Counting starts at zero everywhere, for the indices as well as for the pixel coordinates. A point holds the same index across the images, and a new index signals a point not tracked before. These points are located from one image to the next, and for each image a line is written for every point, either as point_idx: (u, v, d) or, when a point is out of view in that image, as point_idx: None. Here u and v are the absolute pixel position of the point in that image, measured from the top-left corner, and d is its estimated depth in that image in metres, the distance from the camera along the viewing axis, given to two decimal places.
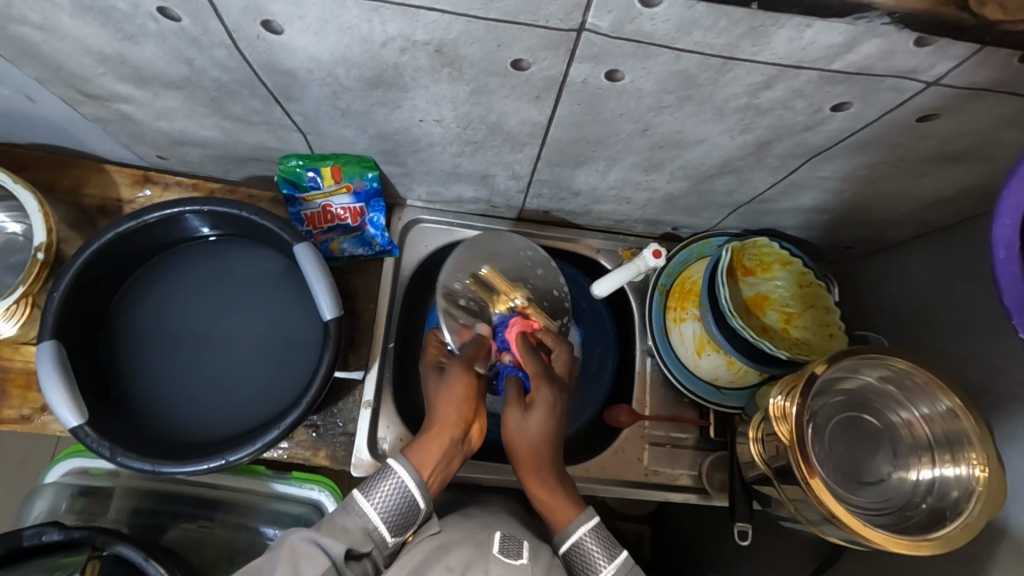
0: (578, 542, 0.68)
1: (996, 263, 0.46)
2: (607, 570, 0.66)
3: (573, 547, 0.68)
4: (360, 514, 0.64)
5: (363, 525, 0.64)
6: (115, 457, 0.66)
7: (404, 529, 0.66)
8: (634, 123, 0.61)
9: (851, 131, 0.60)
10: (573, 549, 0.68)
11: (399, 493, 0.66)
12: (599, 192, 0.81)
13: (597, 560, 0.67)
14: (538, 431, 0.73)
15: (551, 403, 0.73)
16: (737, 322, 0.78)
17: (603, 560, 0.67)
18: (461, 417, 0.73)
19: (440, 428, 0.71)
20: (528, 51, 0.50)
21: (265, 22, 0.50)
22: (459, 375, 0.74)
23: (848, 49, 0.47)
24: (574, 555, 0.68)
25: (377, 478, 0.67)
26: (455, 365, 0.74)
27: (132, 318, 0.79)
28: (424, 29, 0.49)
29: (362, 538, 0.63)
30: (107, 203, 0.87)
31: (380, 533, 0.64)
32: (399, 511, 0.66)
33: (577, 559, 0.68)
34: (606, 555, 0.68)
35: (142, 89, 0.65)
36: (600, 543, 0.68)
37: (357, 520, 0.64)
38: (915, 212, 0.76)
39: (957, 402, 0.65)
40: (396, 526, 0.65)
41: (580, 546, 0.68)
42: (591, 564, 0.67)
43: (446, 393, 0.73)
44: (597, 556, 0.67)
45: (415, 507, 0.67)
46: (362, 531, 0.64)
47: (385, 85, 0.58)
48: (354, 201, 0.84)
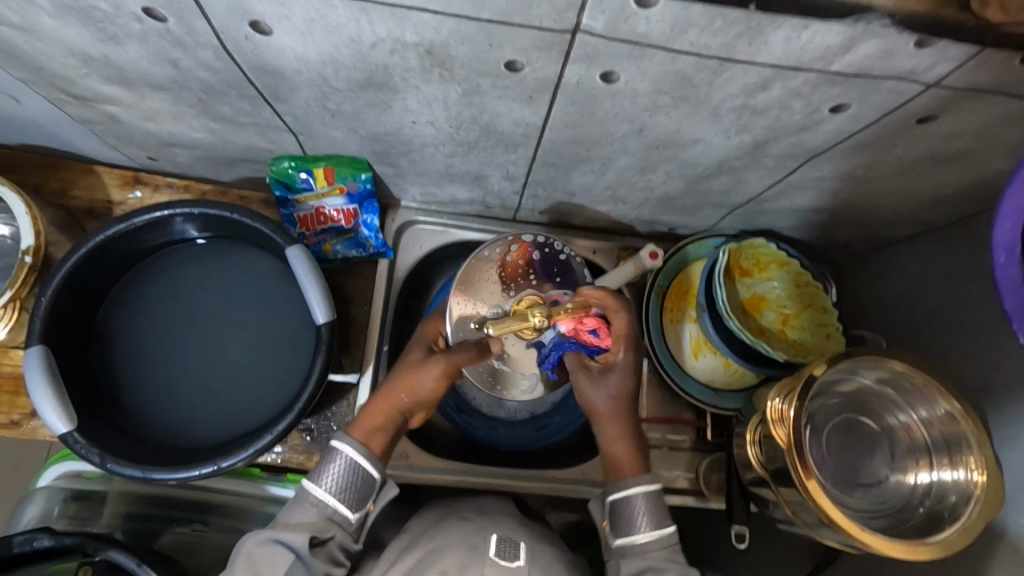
0: (630, 499, 0.68)
1: (996, 266, 0.45)
2: (644, 535, 0.67)
3: (624, 500, 0.69)
4: (314, 502, 0.64)
5: (321, 512, 0.64)
6: (105, 464, 0.65)
7: (364, 501, 0.66)
8: (629, 124, 0.60)
9: (849, 132, 0.59)
10: (624, 503, 0.68)
11: (349, 470, 0.65)
12: (594, 193, 0.80)
13: (639, 522, 0.67)
14: (613, 393, 0.74)
15: (632, 367, 0.74)
16: (735, 325, 0.78)
17: (646, 525, 0.67)
18: (411, 406, 0.70)
19: (387, 407, 0.69)
20: (520, 51, 0.49)
21: (252, 22, 0.49)
22: (436, 364, 0.70)
23: (846, 50, 0.46)
24: (621, 509, 0.69)
25: (325, 462, 0.66)
26: (435, 357, 0.71)
27: (122, 322, 0.78)
28: (413, 29, 0.48)
29: (323, 524, 0.63)
30: (96, 206, 0.86)
31: (340, 513, 0.64)
32: (352, 487, 0.65)
33: (623, 514, 0.68)
34: (650, 521, 0.67)
35: (129, 91, 0.64)
36: (649, 507, 0.68)
37: (312, 509, 0.64)
38: (913, 212, 0.75)
39: (957, 405, 0.64)
40: (354, 501, 0.65)
41: (631, 503, 0.68)
42: (632, 524, 0.68)
43: (413, 375, 0.70)
44: (640, 519, 0.68)
45: (368, 478, 0.66)
46: (321, 517, 0.63)
47: (376, 86, 0.57)
48: (347, 202, 0.83)
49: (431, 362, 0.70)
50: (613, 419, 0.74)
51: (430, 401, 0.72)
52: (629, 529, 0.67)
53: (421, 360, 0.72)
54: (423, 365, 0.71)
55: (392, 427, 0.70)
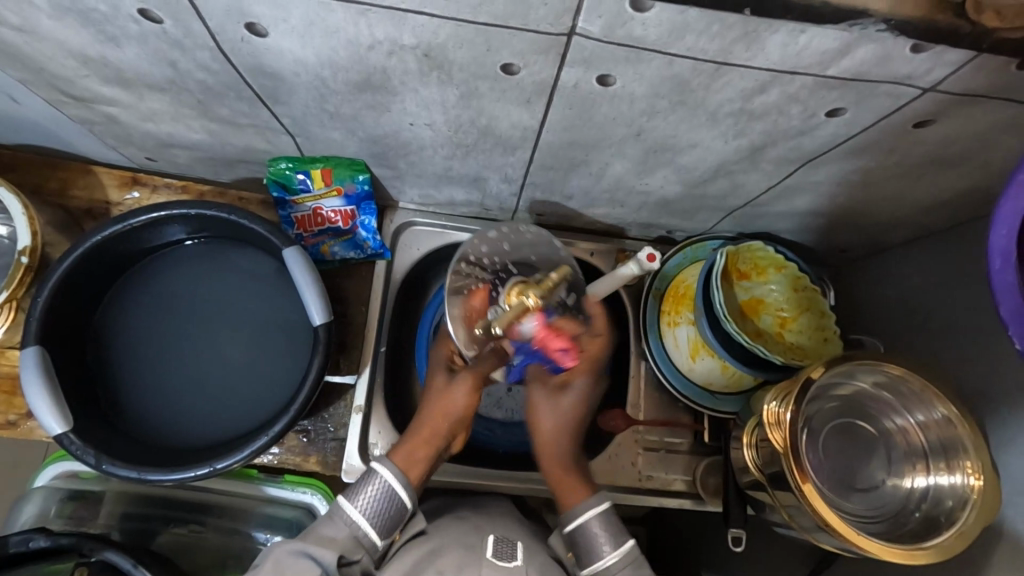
0: (586, 525, 0.69)
1: (992, 272, 0.45)
2: (610, 556, 0.67)
3: (580, 528, 0.69)
4: (347, 521, 0.64)
5: (352, 532, 0.64)
6: (100, 465, 0.65)
7: (393, 530, 0.66)
8: (627, 128, 0.60)
9: (846, 137, 0.59)
10: (581, 531, 0.69)
11: (385, 495, 0.66)
12: (592, 196, 0.80)
13: (602, 545, 0.68)
14: (560, 415, 0.78)
15: (586, 390, 0.79)
16: (732, 328, 0.77)
17: (607, 549, 0.68)
18: (450, 428, 0.74)
19: (426, 435, 0.72)
20: (518, 55, 0.49)
21: (249, 25, 0.49)
22: (464, 383, 0.74)
23: (842, 55, 0.46)
24: (579, 539, 0.69)
25: (361, 482, 0.67)
26: (464, 375, 0.75)
27: (119, 322, 0.78)
28: (411, 32, 0.48)
29: (351, 546, 0.63)
30: (94, 206, 0.86)
31: (370, 538, 0.64)
32: (385, 513, 0.66)
33: (582, 543, 0.68)
34: (611, 543, 0.68)
35: (127, 91, 0.64)
36: (606, 528, 0.69)
37: (345, 528, 0.64)
38: (911, 216, 0.75)
39: (954, 410, 0.65)
40: (384, 529, 0.65)
41: (588, 530, 0.69)
42: (595, 550, 0.68)
43: (447, 397, 0.74)
44: (601, 542, 0.68)
45: (402, 507, 0.67)
46: (351, 538, 0.63)
47: (374, 89, 0.57)
48: (345, 204, 0.83)
49: (459, 379, 0.75)
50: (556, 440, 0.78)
51: (466, 421, 0.76)
52: (592, 555, 0.68)
53: (447, 382, 0.75)
54: (452, 383, 0.75)
55: (431, 454, 0.71)
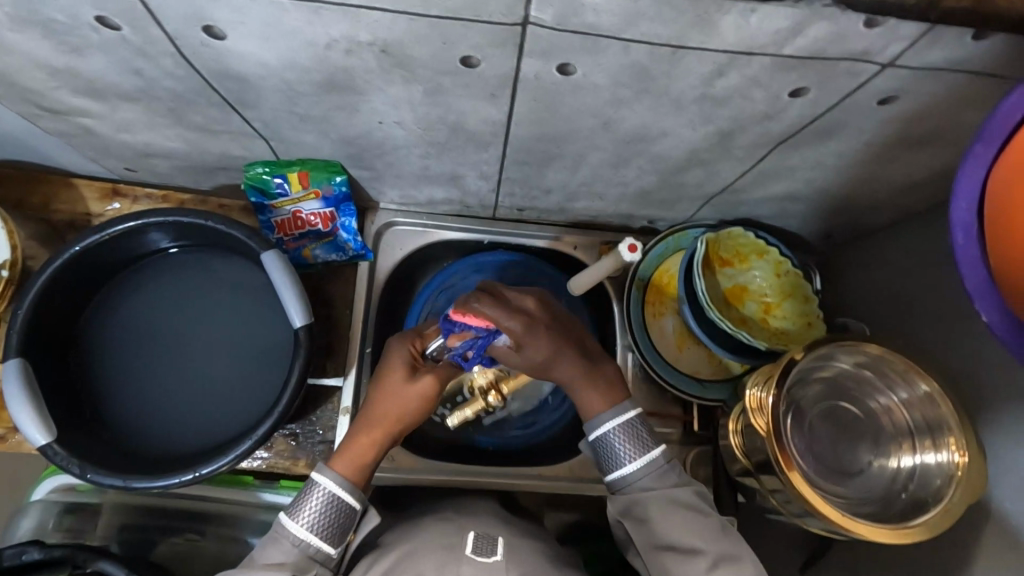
0: (609, 433, 0.69)
1: (957, 247, 0.45)
2: (632, 464, 0.67)
3: (601, 438, 0.69)
4: (293, 542, 0.63)
5: (301, 552, 0.63)
6: (86, 474, 0.65)
7: (346, 534, 0.66)
8: (594, 118, 0.60)
9: (813, 118, 0.59)
10: (604, 440, 0.69)
11: (329, 505, 0.65)
12: (570, 189, 0.80)
13: (623, 455, 0.68)
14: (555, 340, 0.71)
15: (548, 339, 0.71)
16: (716, 315, 0.79)
17: (630, 457, 0.68)
18: (396, 427, 0.72)
19: (374, 429, 0.71)
20: (476, 48, 0.50)
21: (207, 28, 0.49)
22: (422, 384, 0.73)
23: (796, 34, 0.46)
24: (601, 448, 0.69)
25: (304, 494, 0.65)
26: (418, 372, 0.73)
27: (102, 335, 0.78)
28: (367, 29, 0.48)
29: (303, 563, 0.63)
30: (76, 218, 0.86)
31: (322, 551, 0.64)
32: (334, 523, 0.65)
33: (605, 450, 0.69)
34: (635, 450, 0.68)
35: (98, 102, 0.64)
36: (628, 437, 0.68)
37: (292, 548, 0.63)
38: (890, 198, 0.75)
39: (935, 387, 0.65)
40: (336, 538, 0.65)
41: (609, 438, 0.69)
42: (617, 459, 0.68)
43: (393, 395, 0.72)
44: (624, 452, 0.68)
45: (349, 512, 0.66)
46: (302, 557, 0.63)
47: (339, 89, 0.57)
48: (324, 206, 0.83)
49: (422, 379, 0.73)
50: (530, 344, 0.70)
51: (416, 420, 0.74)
52: (617, 463, 0.68)
53: (406, 380, 0.73)
54: (406, 381, 0.73)
55: (375, 453, 0.70)
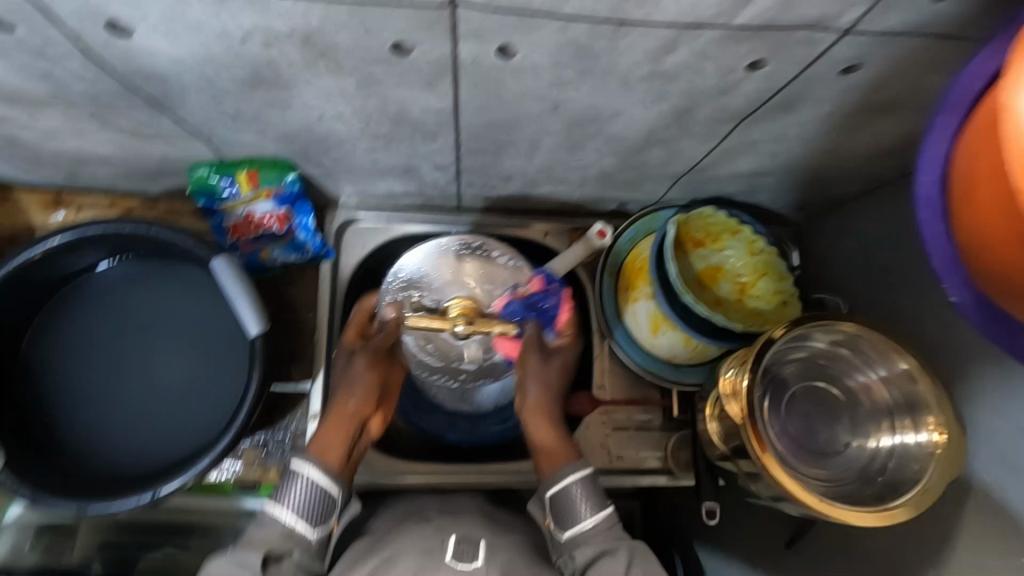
0: (569, 487, 0.65)
1: (921, 223, 0.43)
2: (589, 520, 0.63)
3: (560, 494, 0.65)
4: (275, 519, 0.60)
5: (281, 530, 0.59)
6: (38, 503, 0.63)
7: (328, 519, 0.62)
8: (542, 102, 0.57)
9: (772, 91, 0.56)
10: (562, 494, 0.65)
11: (307, 487, 0.62)
12: (531, 175, 0.77)
13: (581, 508, 0.64)
14: (541, 386, 0.76)
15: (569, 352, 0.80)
16: (689, 299, 0.76)
17: (585, 511, 0.64)
18: (358, 411, 0.72)
19: (338, 417, 0.70)
20: (403, 34, 0.46)
21: (108, 25, 0.45)
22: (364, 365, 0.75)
23: (745, 2, 0.43)
24: (558, 503, 0.65)
25: (281, 482, 0.63)
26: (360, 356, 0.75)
27: (50, 355, 0.75)
28: (282, 19, 0.44)
29: (282, 541, 0.59)
30: (18, 232, 0.82)
31: (302, 531, 0.60)
32: (317, 504, 0.62)
33: (564, 507, 0.65)
34: (592, 505, 0.64)
35: (14, 109, 0.60)
36: (587, 493, 0.65)
37: (274, 526, 0.60)
38: (860, 169, 0.72)
39: (913, 364, 0.63)
40: (317, 520, 0.61)
41: (568, 493, 0.65)
42: (573, 512, 0.64)
43: (348, 383, 0.74)
44: (582, 506, 0.64)
45: (328, 495, 0.63)
46: (280, 534, 0.59)
47: (265, 83, 0.54)
48: (276, 206, 0.78)
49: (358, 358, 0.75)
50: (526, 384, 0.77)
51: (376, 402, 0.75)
52: (572, 519, 0.64)
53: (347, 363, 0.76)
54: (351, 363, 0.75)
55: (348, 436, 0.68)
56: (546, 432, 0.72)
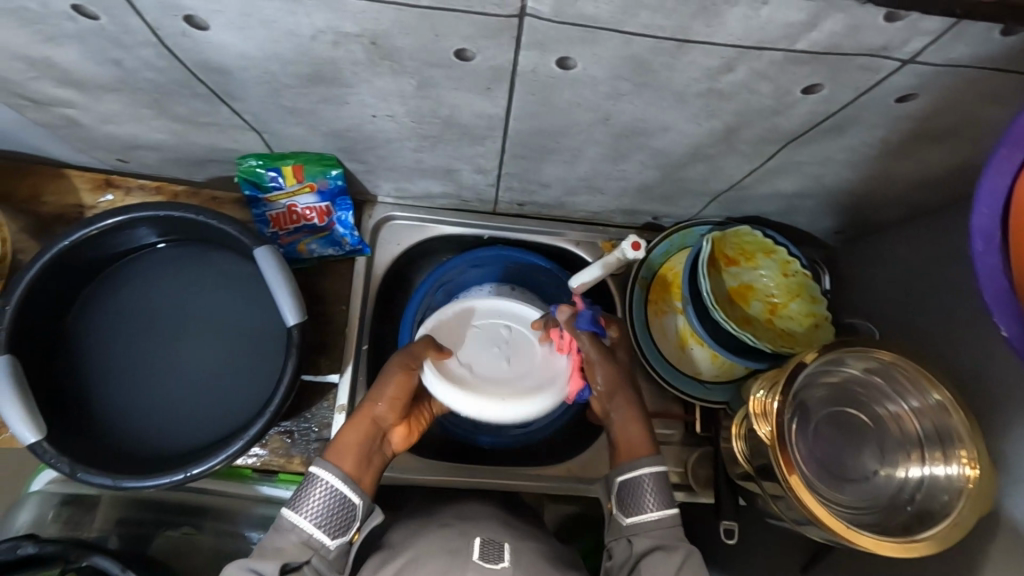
0: (638, 478, 0.69)
1: (975, 254, 0.44)
2: (651, 513, 0.67)
3: (632, 479, 0.69)
4: (292, 527, 0.62)
5: (299, 539, 0.62)
6: (75, 473, 0.64)
7: (347, 529, 0.65)
8: (594, 113, 0.58)
9: (824, 114, 0.56)
10: (634, 481, 0.69)
11: (330, 496, 0.64)
12: (570, 184, 0.78)
13: (648, 501, 0.68)
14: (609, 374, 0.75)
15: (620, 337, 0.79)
16: (720, 315, 0.76)
17: (650, 504, 0.67)
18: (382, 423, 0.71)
19: (362, 421, 0.70)
20: (467, 40, 0.47)
21: (187, 17, 0.47)
22: (397, 374, 0.71)
23: (810, 27, 0.43)
24: (628, 489, 0.69)
25: (304, 487, 0.65)
26: (393, 365, 0.72)
27: (92, 331, 0.77)
28: (353, 20, 0.46)
29: (300, 550, 0.61)
30: (67, 210, 0.85)
31: (319, 541, 0.62)
32: (334, 515, 0.64)
33: (631, 494, 0.69)
34: (658, 501, 0.67)
35: (81, 93, 0.62)
36: (657, 489, 0.68)
37: (291, 535, 0.62)
38: (902, 196, 0.72)
39: (948, 396, 0.62)
40: (334, 530, 0.64)
41: (639, 483, 0.69)
42: (639, 503, 0.68)
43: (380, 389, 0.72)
44: (648, 498, 0.68)
45: (348, 505, 0.65)
46: (299, 543, 0.62)
47: (327, 80, 0.55)
48: (319, 200, 0.81)
49: (391, 369, 0.72)
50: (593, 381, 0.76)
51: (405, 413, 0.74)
52: (637, 507, 0.68)
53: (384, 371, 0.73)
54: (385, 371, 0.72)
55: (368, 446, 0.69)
56: (638, 432, 0.74)
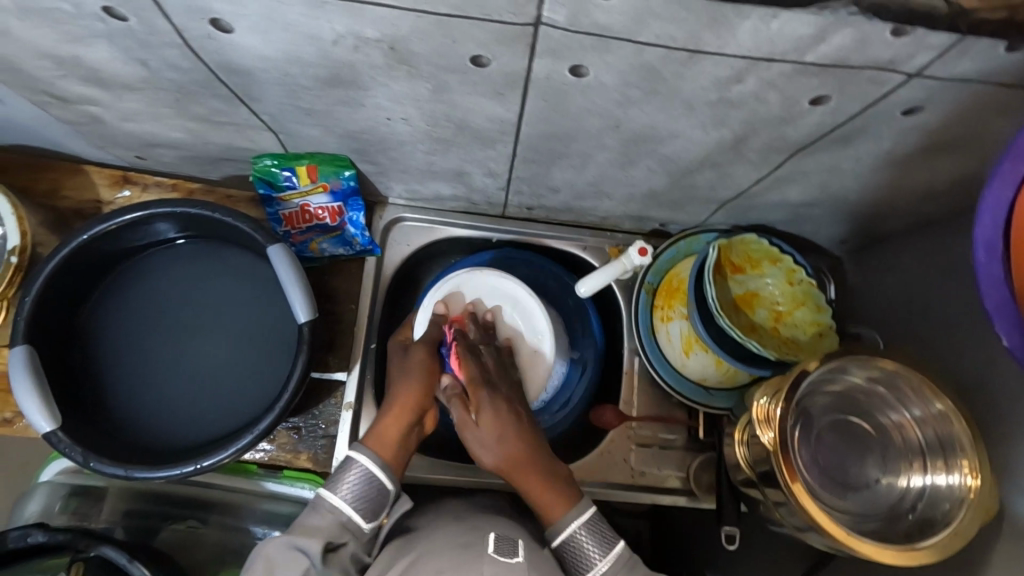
0: (573, 536, 0.67)
1: (977, 265, 0.45)
2: (602, 564, 0.65)
3: (564, 541, 0.68)
4: (330, 509, 0.64)
5: (336, 520, 0.64)
6: (88, 463, 0.66)
7: (379, 512, 0.67)
8: (604, 119, 0.59)
9: (831, 125, 0.57)
10: (569, 544, 0.67)
11: (364, 479, 0.67)
12: (579, 189, 0.79)
13: (592, 555, 0.66)
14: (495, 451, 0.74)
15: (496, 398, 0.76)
16: (725, 322, 0.77)
17: (597, 556, 0.66)
18: (419, 404, 0.76)
19: (399, 410, 0.74)
20: (483, 47, 0.48)
21: (212, 20, 0.48)
22: (422, 356, 0.79)
23: (819, 40, 0.44)
24: (567, 553, 0.67)
25: (340, 473, 0.67)
26: (417, 347, 0.80)
27: (107, 324, 0.79)
28: (373, 26, 0.47)
29: (338, 531, 0.63)
30: (85, 205, 0.86)
31: (355, 522, 0.65)
32: (369, 498, 0.66)
33: (571, 558, 0.67)
34: (601, 548, 0.66)
35: (105, 91, 0.64)
36: (593, 536, 0.67)
37: (328, 516, 0.64)
38: (907, 207, 0.73)
39: (950, 405, 0.63)
40: (371, 512, 0.66)
41: (574, 543, 0.67)
42: (585, 563, 0.66)
43: (406, 373, 0.78)
44: (590, 551, 0.66)
45: (383, 491, 0.67)
46: (337, 524, 0.64)
47: (345, 83, 0.56)
48: (331, 200, 0.82)
49: (417, 351, 0.80)
50: (484, 453, 0.74)
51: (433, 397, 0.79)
52: (585, 565, 0.66)
53: (405, 355, 0.80)
54: (410, 355, 0.79)
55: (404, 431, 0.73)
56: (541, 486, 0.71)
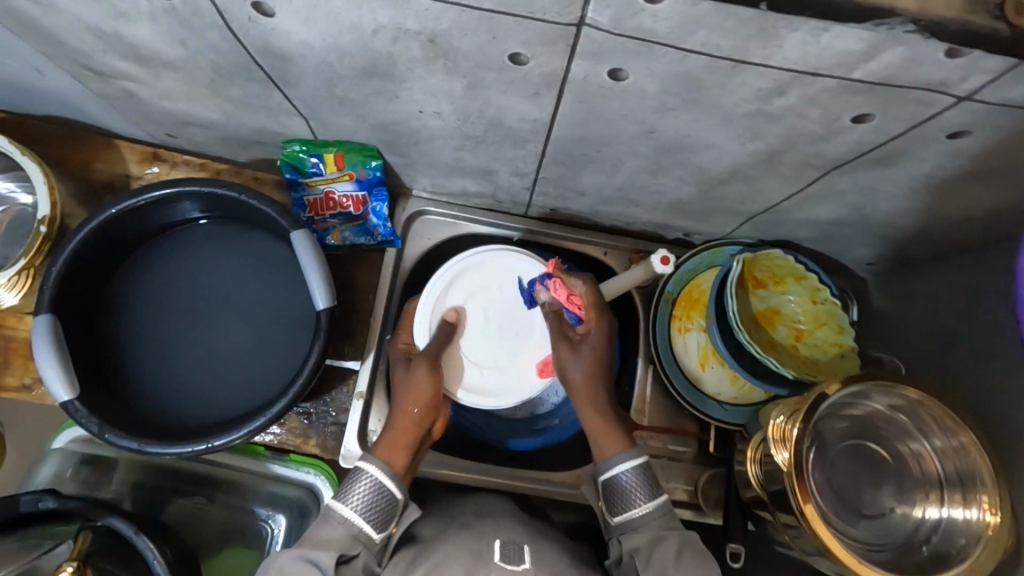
0: (619, 477, 0.69)
1: None
2: (640, 508, 0.68)
3: (613, 478, 0.70)
4: (341, 520, 0.63)
5: (347, 531, 0.63)
6: (103, 434, 0.66)
7: (389, 522, 0.65)
8: (639, 125, 0.58)
9: (872, 145, 0.56)
10: (613, 481, 0.70)
11: (374, 490, 0.65)
12: (605, 193, 0.78)
13: (635, 497, 0.68)
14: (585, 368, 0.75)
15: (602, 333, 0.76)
16: (744, 337, 0.76)
17: (638, 498, 0.68)
18: (424, 420, 0.72)
19: (405, 423, 0.70)
20: (524, 45, 0.48)
21: (256, 4, 0.49)
22: (427, 372, 0.73)
23: (869, 57, 0.43)
24: (611, 488, 0.70)
25: (350, 482, 0.66)
26: (421, 362, 0.74)
27: (128, 298, 0.80)
28: (414, 17, 0.47)
29: (349, 543, 0.62)
30: (115, 179, 0.87)
31: (367, 534, 0.63)
32: (379, 508, 0.65)
33: (615, 493, 0.69)
34: (644, 494, 0.68)
35: (143, 68, 0.65)
36: (639, 481, 0.69)
37: (339, 527, 0.63)
38: (941, 233, 0.71)
39: (974, 439, 0.61)
40: (381, 521, 0.64)
41: (620, 480, 0.69)
42: (626, 501, 0.69)
43: (409, 385, 0.73)
44: (633, 495, 0.68)
45: (392, 499, 0.66)
46: (347, 536, 0.63)
47: (381, 74, 0.56)
48: (356, 189, 0.83)
49: (420, 364, 0.73)
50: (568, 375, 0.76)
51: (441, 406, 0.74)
52: (625, 504, 0.69)
53: (408, 371, 0.74)
54: (414, 368, 0.74)
55: (414, 443, 0.71)
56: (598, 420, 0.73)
